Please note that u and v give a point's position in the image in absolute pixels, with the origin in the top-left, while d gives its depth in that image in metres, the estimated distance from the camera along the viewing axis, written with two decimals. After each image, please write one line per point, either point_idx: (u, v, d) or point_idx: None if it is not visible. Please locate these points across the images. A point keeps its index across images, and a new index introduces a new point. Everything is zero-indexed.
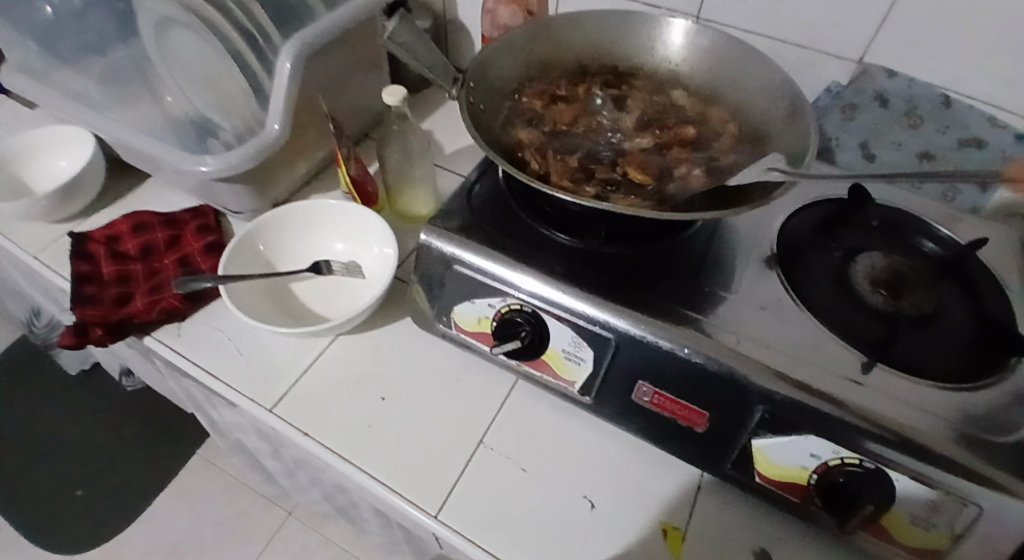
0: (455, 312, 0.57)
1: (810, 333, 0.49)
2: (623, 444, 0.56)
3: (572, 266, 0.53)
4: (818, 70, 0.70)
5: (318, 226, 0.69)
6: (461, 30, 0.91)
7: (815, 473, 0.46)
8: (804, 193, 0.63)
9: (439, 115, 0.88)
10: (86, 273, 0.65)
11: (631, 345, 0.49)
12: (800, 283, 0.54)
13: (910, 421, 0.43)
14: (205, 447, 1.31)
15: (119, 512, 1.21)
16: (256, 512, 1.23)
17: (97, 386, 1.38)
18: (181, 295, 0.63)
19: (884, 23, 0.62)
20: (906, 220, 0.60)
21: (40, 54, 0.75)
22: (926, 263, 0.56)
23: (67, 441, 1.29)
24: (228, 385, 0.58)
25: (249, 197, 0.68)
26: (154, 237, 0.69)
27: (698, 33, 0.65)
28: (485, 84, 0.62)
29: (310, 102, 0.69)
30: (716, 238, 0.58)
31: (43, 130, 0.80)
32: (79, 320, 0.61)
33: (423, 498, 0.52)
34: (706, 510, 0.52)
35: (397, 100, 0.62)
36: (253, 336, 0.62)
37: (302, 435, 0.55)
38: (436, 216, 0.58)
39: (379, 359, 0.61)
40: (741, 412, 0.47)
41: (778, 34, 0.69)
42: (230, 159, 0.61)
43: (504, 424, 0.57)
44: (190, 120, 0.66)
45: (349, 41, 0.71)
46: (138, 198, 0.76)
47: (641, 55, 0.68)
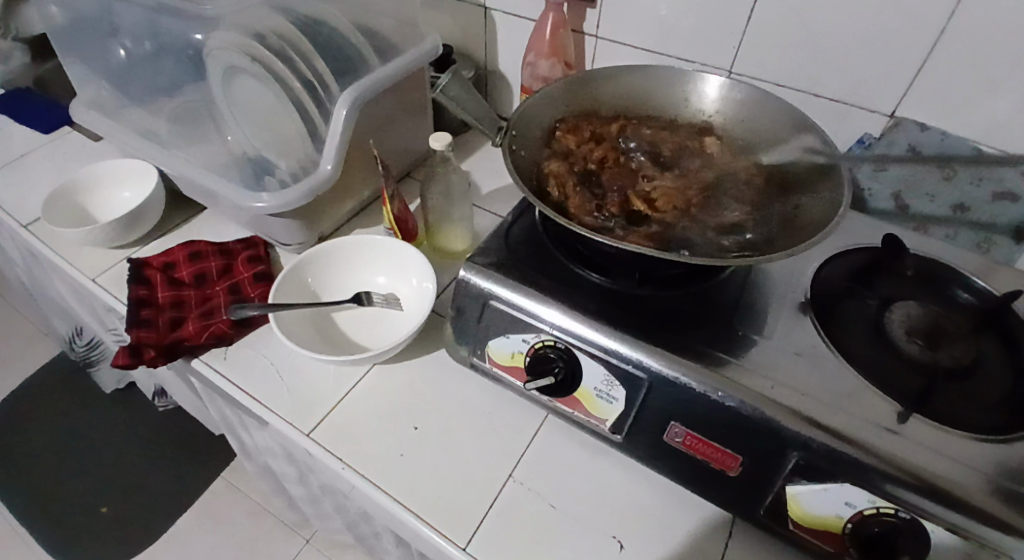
0: (489, 347, 0.59)
1: (844, 381, 0.49)
2: (653, 485, 0.56)
3: (606, 306, 0.55)
4: (848, 123, 0.72)
5: (361, 259, 0.72)
6: (501, 80, 0.96)
7: (850, 523, 0.45)
8: (836, 241, 0.64)
9: (478, 158, 0.92)
10: (143, 296, 0.69)
11: (664, 385, 0.50)
12: (834, 331, 0.54)
13: (948, 473, 0.43)
14: (230, 471, 1.33)
15: (143, 531, 1.22)
16: (276, 539, 1.23)
17: (132, 406, 1.42)
18: (229, 321, 0.66)
19: (915, 82, 0.64)
20: (942, 271, 0.60)
21: (115, 95, 0.82)
22: (962, 313, 0.56)
23: (100, 460, 1.32)
24: (269, 410, 0.60)
25: (298, 231, 0.72)
26: (207, 265, 0.73)
27: (732, 87, 0.68)
28: (526, 132, 0.65)
29: (360, 144, 0.73)
30: (748, 282, 0.59)
31: (110, 163, 0.86)
32: (134, 341, 0.64)
33: (452, 529, 0.52)
34: (737, 556, 0.51)
35: (443, 146, 0.66)
36: (295, 363, 0.64)
37: (338, 461, 0.57)
38: (475, 253, 0.60)
39: (413, 389, 0.63)
40: (774, 457, 0.47)
41: (808, 88, 0.71)
42: (285, 196, 0.65)
43: (534, 459, 0.57)
44: (248, 159, 0.71)
45: (398, 89, 0.75)
46: (193, 228, 0.81)
47: (676, 107, 0.70)
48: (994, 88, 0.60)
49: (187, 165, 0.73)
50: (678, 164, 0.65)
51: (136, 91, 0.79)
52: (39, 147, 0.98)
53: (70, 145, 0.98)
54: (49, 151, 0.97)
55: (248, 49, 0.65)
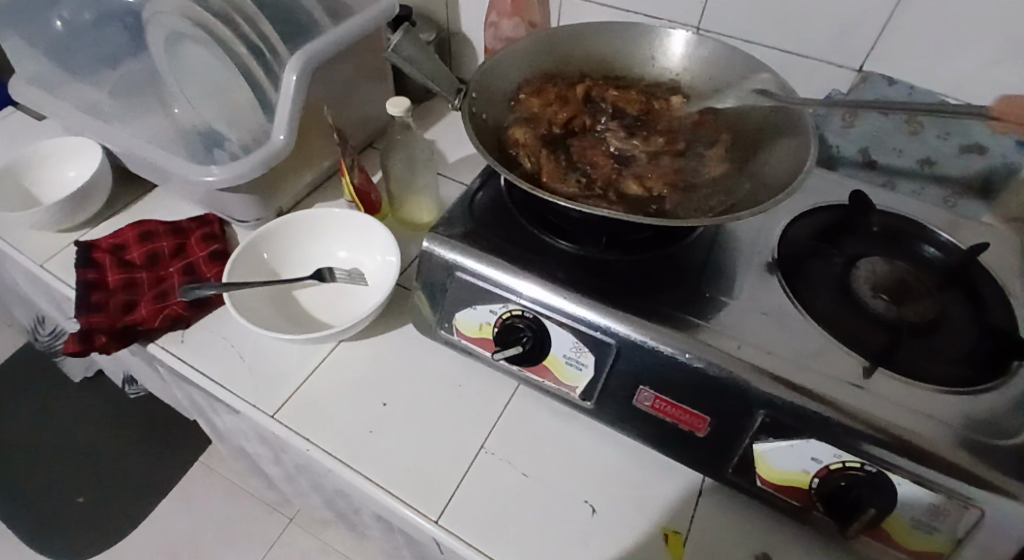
0: (456, 319, 0.58)
1: (811, 339, 0.49)
2: (624, 450, 0.56)
3: (572, 272, 0.54)
4: (817, 78, 0.70)
5: (322, 234, 0.69)
6: (464, 43, 0.93)
7: (816, 478, 0.45)
8: (803, 200, 0.63)
9: (443, 125, 0.89)
10: (93, 280, 0.66)
11: (632, 349, 0.49)
12: (801, 290, 0.54)
13: (912, 425, 0.43)
14: (207, 455, 1.31)
15: (120, 519, 1.21)
16: (258, 519, 1.23)
17: (101, 393, 1.38)
18: (185, 303, 0.63)
19: (882, 34, 0.63)
20: (908, 227, 0.60)
21: (51, 68, 0.77)
22: (928, 269, 0.56)
23: (70, 450, 1.29)
24: (231, 392, 0.59)
25: (255, 206, 0.69)
26: (160, 246, 0.70)
27: (699, 43, 0.66)
28: (488, 97, 0.62)
29: (316, 113, 0.70)
30: (716, 243, 0.59)
31: (53, 141, 0.81)
32: (85, 326, 0.62)
33: (424, 503, 0.52)
34: (708, 515, 0.52)
35: (401, 111, 0.63)
36: (257, 343, 0.63)
37: (305, 440, 0.55)
38: (438, 223, 0.59)
39: (381, 365, 0.61)
40: (741, 416, 0.47)
41: (777, 42, 0.70)
42: (236, 169, 0.62)
43: (505, 429, 0.57)
44: (198, 132, 0.68)
45: (354, 54, 0.72)
46: (145, 207, 0.77)
47: (643, 65, 0.68)
48: (961, 38, 0.59)
49: (132, 140, 0.69)
50: (644, 125, 0.64)
51: (74, 63, 0.74)
52: None
53: (10, 124, 0.92)
54: None
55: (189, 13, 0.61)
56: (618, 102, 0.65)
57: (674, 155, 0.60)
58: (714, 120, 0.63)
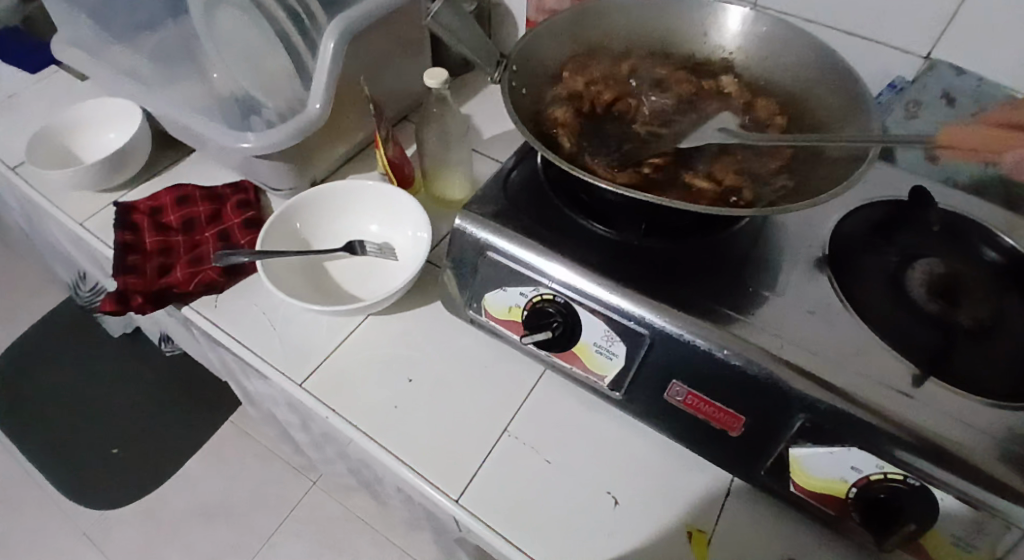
0: (485, 300, 0.56)
1: (858, 342, 0.47)
2: (651, 442, 0.54)
3: (608, 259, 0.52)
4: (879, 64, 0.66)
5: (354, 206, 0.69)
6: (505, 13, 0.90)
7: (854, 487, 0.43)
8: (857, 193, 0.60)
9: (480, 100, 0.87)
10: (130, 242, 0.67)
11: (667, 342, 0.48)
12: (850, 288, 0.51)
13: (961, 438, 0.41)
14: (237, 416, 1.34)
15: (153, 473, 1.25)
16: (282, 480, 1.26)
17: (137, 350, 1.42)
18: (219, 269, 0.64)
19: (954, 20, 0.58)
20: (969, 226, 0.56)
21: (94, 29, 0.77)
22: (989, 272, 0.53)
23: (108, 404, 1.34)
24: (260, 360, 0.59)
25: (288, 175, 0.68)
26: (196, 211, 0.71)
27: (755, 21, 0.62)
28: (528, 70, 0.60)
29: (352, 83, 0.68)
30: (761, 235, 0.56)
31: (95, 102, 0.82)
32: (122, 287, 0.63)
33: (445, 482, 0.52)
34: (735, 515, 0.50)
35: (438, 83, 0.62)
36: (287, 313, 0.63)
37: (330, 412, 0.56)
38: (471, 201, 0.57)
39: (408, 342, 0.61)
40: (778, 417, 0.45)
41: (837, 23, 0.66)
42: (272, 137, 0.61)
43: (530, 414, 0.56)
44: (236, 98, 0.68)
45: (392, 22, 0.70)
46: (182, 172, 0.78)
47: (695, 42, 0.65)
48: None
49: (170, 104, 0.69)
50: (692, 107, 0.61)
51: (116, 24, 0.74)
52: (24, 86, 0.93)
53: (56, 84, 0.93)
54: (34, 90, 0.92)
55: None
56: (664, 82, 0.62)
57: (724, 141, 0.57)
58: (768, 104, 0.59)
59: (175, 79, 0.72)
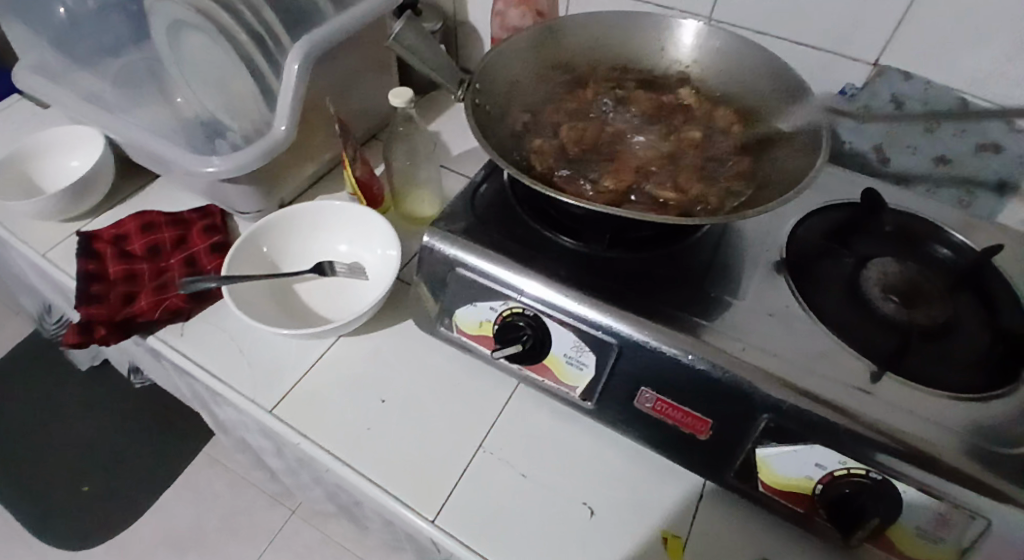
0: (456, 315, 0.57)
1: (819, 343, 0.48)
2: (624, 450, 0.55)
3: (576, 270, 0.53)
4: (831, 73, 0.68)
5: (322, 227, 0.69)
6: (471, 32, 0.91)
7: (820, 484, 0.44)
8: (813, 197, 0.62)
9: (447, 117, 0.88)
10: (94, 271, 0.66)
11: (635, 350, 0.48)
12: (809, 292, 0.52)
13: (923, 434, 0.42)
14: (213, 445, 1.31)
15: (126, 507, 1.22)
16: (261, 509, 1.24)
17: (108, 381, 1.39)
18: (184, 295, 0.63)
19: (899, 30, 0.61)
20: (921, 226, 0.58)
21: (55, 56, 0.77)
22: (942, 270, 0.55)
23: (77, 437, 1.30)
24: (229, 386, 0.58)
25: (255, 198, 0.68)
26: (161, 237, 0.70)
27: (709, 35, 0.64)
28: (493, 91, 0.61)
29: (317, 104, 0.69)
30: (723, 242, 0.57)
31: (57, 130, 0.81)
32: (84, 318, 0.61)
33: (420, 502, 0.51)
34: (708, 519, 0.51)
35: (403, 102, 0.62)
36: (255, 337, 0.62)
37: (301, 435, 0.55)
38: (439, 217, 0.58)
39: (379, 361, 0.61)
40: (744, 420, 0.46)
41: (790, 35, 0.68)
42: (237, 160, 0.61)
43: (503, 428, 0.56)
44: (200, 122, 0.68)
45: (356, 43, 0.71)
46: (147, 197, 0.77)
47: (653, 57, 0.67)
48: (984, 32, 0.57)
49: (134, 130, 0.69)
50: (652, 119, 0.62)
51: (78, 51, 0.74)
52: None
53: (16, 112, 0.92)
54: None
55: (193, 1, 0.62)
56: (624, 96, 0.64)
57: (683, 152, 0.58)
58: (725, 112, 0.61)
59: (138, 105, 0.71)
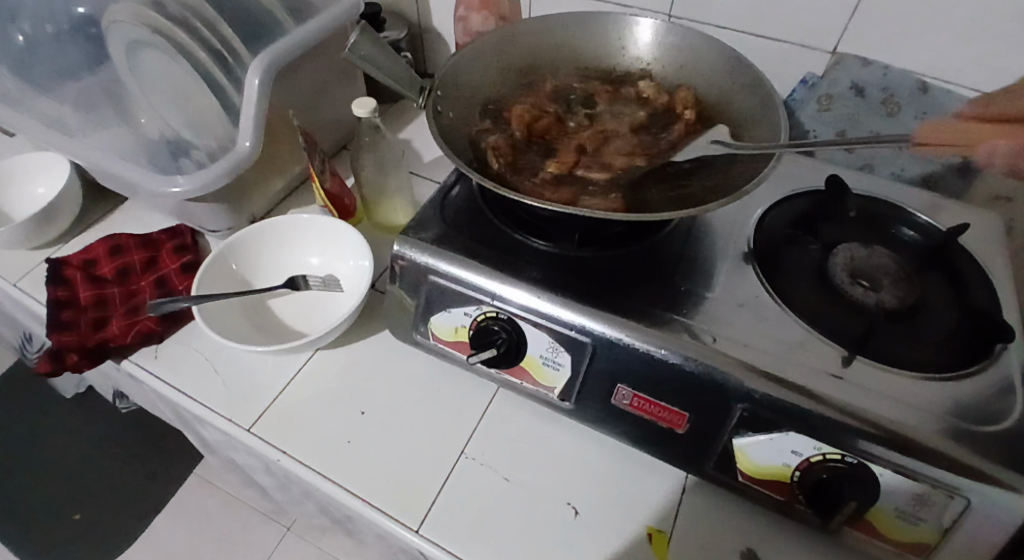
0: (431, 323, 0.57)
1: (788, 331, 0.48)
2: (606, 448, 0.55)
3: (548, 271, 0.53)
4: (791, 63, 0.69)
5: (294, 241, 0.68)
6: (436, 39, 0.91)
7: (798, 471, 0.45)
8: (780, 186, 0.62)
9: (418, 124, 0.88)
10: (63, 298, 0.65)
11: (609, 348, 0.49)
12: (778, 280, 0.53)
13: (895, 415, 0.42)
14: (202, 466, 1.30)
15: (116, 535, 1.20)
16: (254, 528, 1.22)
17: (91, 408, 1.37)
18: (157, 318, 0.62)
19: (854, 17, 0.62)
20: (887, 209, 0.59)
21: None
22: (908, 251, 0.55)
23: (63, 466, 1.28)
24: (206, 406, 0.58)
25: (225, 216, 0.68)
26: (131, 260, 0.69)
27: (668, 31, 0.64)
28: (454, 96, 0.61)
29: (283, 118, 0.68)
30: (693, 235, 0.58)
31: (21, 158, 0.80)
32: (56, 346, 0.61)
33: (404, 512, 0.51)
34: (692, 512, 0.51)
35: (367, 112, 0.62)
36: (232, 356, 0.62)
37: (282, 452, 0.54)
38: (409, 226, 0.57)
39: (358, 373, 0.60)
40: (719, 410, 0.46)
41: (749, 28, 0.68)
42: (202, 178, 0.61)
43: (484, 433, 0.56)
44: (165, 142, 0.67)
45: (318, 55, 0.70)
46: (117, 221, 0.76)
47: (613, 55, 0.67)
48: (934, 14, 0.58)
49: (97, 154, 0.68)
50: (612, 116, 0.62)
51: (38, 77, 0.73)
52: None
53: None
54: None
55: None
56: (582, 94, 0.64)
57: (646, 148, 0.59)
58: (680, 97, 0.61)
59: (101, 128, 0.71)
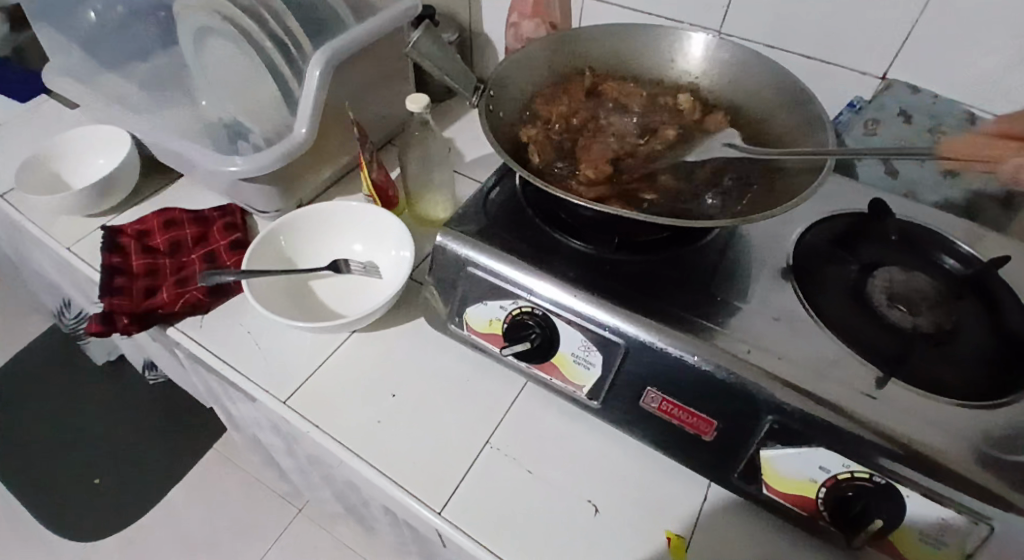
0: (467, 314, 0.58)
1: (822, 347, 0.49)
2: (630, 451, 0.56)
3: (586, 272, 0.54)
4: (839, 86, 0.69)
5: (338, 227, 0.71)
6: (486, 42, 0.94)
7: (823, 487, 0.45)
8: (820, 206, 0.63)
9: (462, 124, 0.90)
10: (117, 265, 0.68)
11: (641, 350, 0.49)
12: (814, 296, 0.53)
13: (926, 438, 0.42)
14: (222, 443, 1.33)
15: (136, 504, 1.23)
16: (268, 507, 1.25)
17: (122, 377, 1.41)
18: (204, 289, 0.65)
19: (905, 44, 0.62)
20: (929, 236, 0.59)
21: (84, 59, 0.80)
22: (948, 279, 0.55)
23: (91, 432, 1.32)
24: (245, 377, 0.60)
25: (274, 198, 0.70)
26: (182, 234, 0.72)
27: (719, 47, 0.65)
28: (504, 93, 0.63)
29: (337, 109, 0.71)
30: (731, 247, 0.58)
31: (84, 130, 0.84)
32: (108, 309, 0.63)
33: (427, 495, 0.52)
34: (713, 521, 0.51)
35: (420, 107, 0.64)
36: (271, 331, 0.64)
37: (314, 428, 0.56)
38: (452, 219, 0.59)
39: (392, 357, 0.62)
40: (748, 421, 0.47)
41: (799, 49, 0.69)
42: (258, 160, 0.63)
43: (511, 426, 0.57)
44: (223, 124, 0.70)
45: (375, 50, 0.73)
46: (169, 196, 0.79)
47: (661, 66, 0.68)
48: (989, 46, 0.58)
49: (159, 130, 0.71)
50: (649, 124, 0.64)
51: (108, 54, 0.77)
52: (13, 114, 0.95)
53: (45, 113, 0.95)
54: (24, 118, 0.94)
55: (220, 8, 0.65)
56: (621, 101, 0.66)
57: (678, 158, 0.60)
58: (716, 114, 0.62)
59: (164, 106, 0.74)
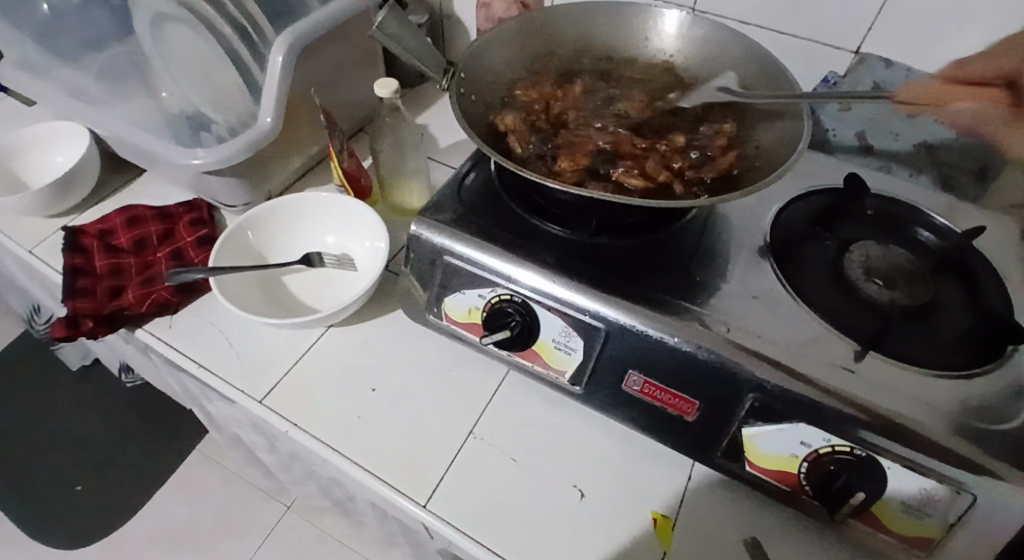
0: (445, 304, 0.57)
1: (803, 326, 0.48)
2: (614, 435, 0.55)
3: (564, 257, 0.53)
4: (814, 60, 0.69)
5: (310, 219, 0.69)
6: (457, 25, 0.92)
7: (805, 462, 0.45)
8: (797, 182, 0.63)
9: (435, 110, 0.88)
10: (80, 265, 0.66)
11: (622, 334, 0.49)
12: (793, 274, 0.53)
13: (906, 411, 0.43)
14: (205, 443, 1.31)
15: (117, 509, 1.21)
16: (254, 506, 1.23)
17: (98, 381, 1.38)
18: (172, 288, 0.63)
19: (880, 15, 0.62)
20: (904, 210, 0.59)
21: (37, 52, 0.76)
22: (924, 252, 0.55)
23: (68, 437, 1.29)
24: (218, 377, 0.58)
25: (241, 192, 0.68)
26: (148, 231, 0.70)
27: (694, 24, 0.65)
28: (476, 77, 0.61)
29: (303, 97, 0.69)
30: (709, 226, 0.58)
31: (40, 126, 0.80)
32: (72, 311, 0.61)
33: (410, 488, 0.51)
34: (698, 501, 0.51)
35: (389, 93, 0.63)
36: (244, 329, 0.62)
37: (292, 425, 0.55)
38: (426, 208, 0.58)
39: (370, 350, 0.61)
40: (730, 400, 0.46)
41: (774, 24, 0.68)
42: (224, 152, 0.61)
43: (494, 415, 0.56)
44: (186, 116, 0.67)
45: (342, 35, 0.71)
46: (134, 193, 0.77)
47: (635, 47, 0.67)
48: (962, 16, 0.58)
49: (118, 125, 0.68)
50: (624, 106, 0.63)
51: (63, 46, 0.74)
52: None
53: (1, 110, 0.91)
54: None
55: None
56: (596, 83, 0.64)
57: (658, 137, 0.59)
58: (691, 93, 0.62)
59: (123, 99, 0.71)
